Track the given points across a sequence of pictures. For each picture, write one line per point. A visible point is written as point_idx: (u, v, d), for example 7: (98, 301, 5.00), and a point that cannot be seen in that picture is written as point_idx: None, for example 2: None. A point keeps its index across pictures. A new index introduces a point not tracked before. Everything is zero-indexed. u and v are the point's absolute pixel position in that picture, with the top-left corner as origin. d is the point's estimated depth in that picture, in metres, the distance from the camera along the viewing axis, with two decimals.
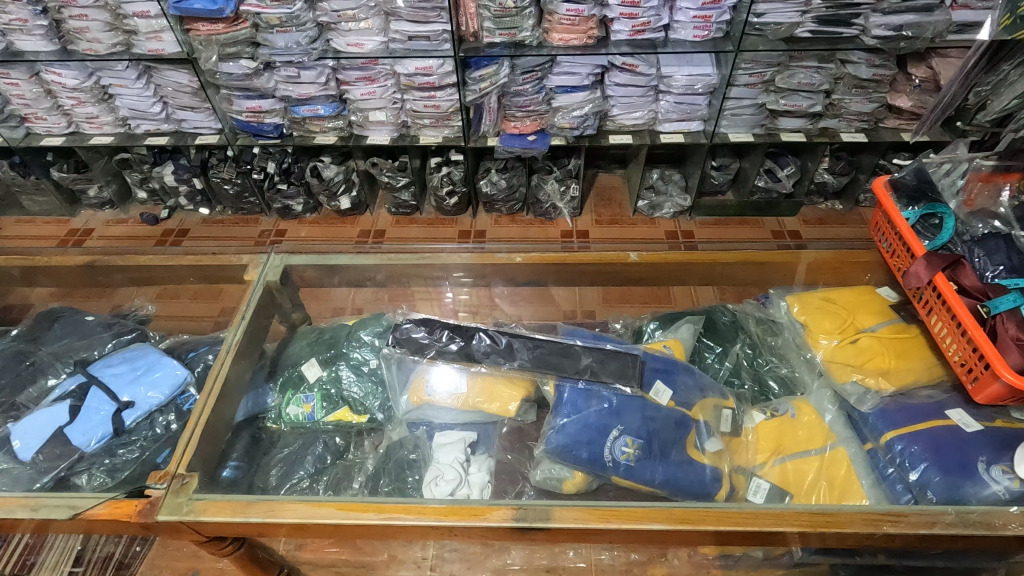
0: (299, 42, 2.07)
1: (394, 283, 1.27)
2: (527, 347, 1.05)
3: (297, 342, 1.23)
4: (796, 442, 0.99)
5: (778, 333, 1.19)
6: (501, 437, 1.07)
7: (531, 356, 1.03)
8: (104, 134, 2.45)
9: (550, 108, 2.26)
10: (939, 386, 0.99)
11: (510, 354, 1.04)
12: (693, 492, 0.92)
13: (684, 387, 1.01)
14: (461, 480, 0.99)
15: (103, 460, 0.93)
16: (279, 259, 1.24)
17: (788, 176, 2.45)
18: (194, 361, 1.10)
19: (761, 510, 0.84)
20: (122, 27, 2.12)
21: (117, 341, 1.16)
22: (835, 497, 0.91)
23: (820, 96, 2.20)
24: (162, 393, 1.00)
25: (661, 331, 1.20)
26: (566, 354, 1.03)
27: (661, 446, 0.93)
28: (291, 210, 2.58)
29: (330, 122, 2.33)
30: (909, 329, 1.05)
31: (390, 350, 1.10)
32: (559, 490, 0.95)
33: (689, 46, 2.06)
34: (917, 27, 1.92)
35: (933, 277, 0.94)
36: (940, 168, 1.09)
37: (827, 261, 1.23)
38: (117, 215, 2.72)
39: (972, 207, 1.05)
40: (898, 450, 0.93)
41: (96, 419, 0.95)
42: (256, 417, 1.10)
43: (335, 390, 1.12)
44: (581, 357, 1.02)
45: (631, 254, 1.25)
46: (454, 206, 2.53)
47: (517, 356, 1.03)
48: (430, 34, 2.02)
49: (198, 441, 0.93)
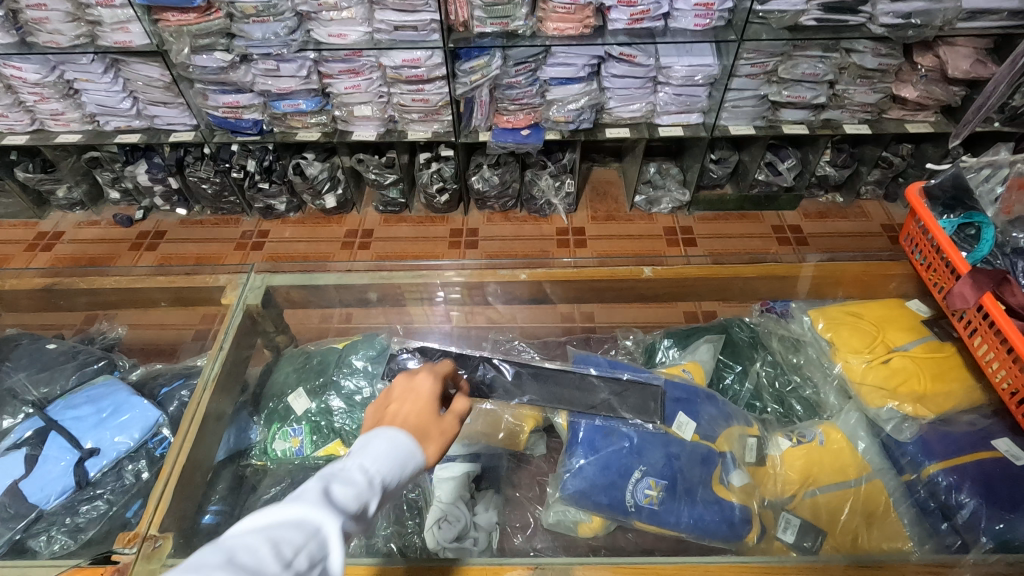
0: (277, 34, 1.94)
1: (387, 299, 1.18)
2: (535, 381, 0.95)
3: (283, 368, 1.12)
4: (829, 473, 0.90)
5: (801, 350, 1.11)
6: (503, 469, 0.98)
7: (543, 392, 0.94)
8: (71, 132, 2.29)
9: (544, 101, 2.15)
10: (978, 411, 0.93)
11: (526, 388, 0.95)
12: (722, 535, 0.84)
13: (708, 418, 0.92)
14: (466, 524, 0.89)
15: (64, 520, 0.84)
16: (260, 280, 1.14)
17: (788, 170, 2.36)
18: (167, 399, 1.00)
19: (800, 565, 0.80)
20: (84, 17, 1.97)
21: (81, 374, 1.04)
22: (874, 539, 0.85)
23: (824, 87, 2.11)
24: (131, 438, 0.90)
25: (676, 351, 1.12)
26: (580, 386, 0.94)
27: (686, 486, 0.85)
28: (274, 210, 2.46)
29: (313, 118, 2.21)
30: (944, 348, 0.98)
31: (383, 384, 1.01)
32: (574, 532, 0.88)
33: (689, 36, 1.96)
34: (926, 15, 1.83)
35: (981, 298, 0.87)
36: (979, 174, 1.02)
37: (849, 272, 1.16)
38: (89, 217, 2.57)
39: (1010, 215, 0.96)
40: (941, 485, 0.87)
41: (56, 473, 0.85)
42: (238, 455, 0.99)
43: (325, 422, 1.02)
44: (600, 391, 0.93)
45: (645, 269, 1.17)
46: (444, 203, 2.42)
47: (528, 389, 0.95)
48: (417, 24, 1.91)
49: (171, 495, 0.84)
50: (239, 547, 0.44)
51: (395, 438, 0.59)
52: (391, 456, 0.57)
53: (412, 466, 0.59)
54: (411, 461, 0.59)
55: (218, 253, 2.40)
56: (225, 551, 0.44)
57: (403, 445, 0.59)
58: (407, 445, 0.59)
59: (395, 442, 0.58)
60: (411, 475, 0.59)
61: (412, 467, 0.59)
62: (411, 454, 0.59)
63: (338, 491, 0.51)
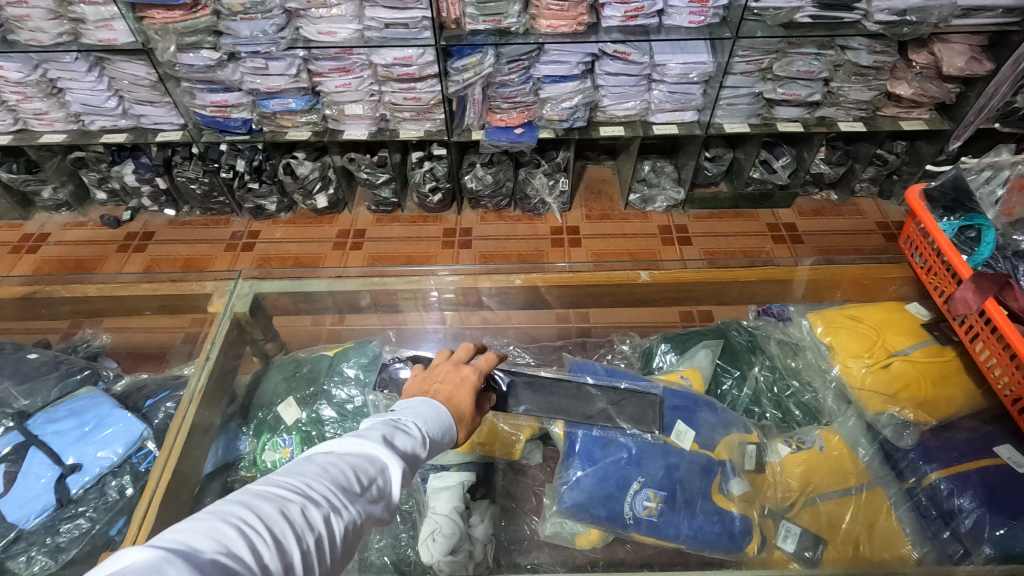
0: (265, 31, 1.90)
1: (380, 305, 1.16)
2: (530, 390, 0.93)
3: (272, 376, 1.09)
4: (829, 481, 0.89)
5: (800, 355, 1.09)
6: (496, 482, 0.95)
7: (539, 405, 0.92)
8: (55, 132, 2.25)
9: (537, 99, 2.12)
10: (980, 416, 0.92)
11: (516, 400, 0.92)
12: (722, 547, 0.83)
13: (706, 426, 0.91)
14: (461, 535, 0.85)
15: (44, 540, 0.82)
16: (247, 287, 1.12)
17: (783, 167, 2.34)
18: (151, 412, 0.97)
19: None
20: (67, 15, 1.92)
21: (62, 387, 1.00)
22: (875, 549, 0.83)
23: (819, 84, 2.10)
24: (114, 452, 0.88)
25: (674, 356, 1.10)
26: (577, 396, 0.93)
27: (686, 497, 0.84)
28: (264, 210, 2.42)
29: (303, 116, 2.17)
30: (944, 352, 0.97)
31: (375, 395, 0.98)
32: (572, 544, 0.87)
33: (683, 33, 1.94)
34: (921, 11, 1.82)
35: (984, 303, 0.86)
36: (980, 175, 1.00)
37: (849, 274, 1.16)
38: (75, 218, 2.52)
39: (1011, 216, 0.94)
40: (943, 492, 0.85)
41: (36, 491, 0.82)
42: (225, 468, 0.96)
43: (316, 432, 0.98)
44: (598, 402, 0.92)
45: (642, 273, 1.17)
46: (437, 203, 2.39)
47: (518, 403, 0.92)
48: (408, 22, 1.87)
49: (156, 513, 0.82)
50: (329, 464, 0.57)
51: (438, 410, 0.70)
52: (436, 424, 0.69)
53: (446, 439, 0.70)
54: (446, 435, 0.70)
55: (207, 254, 2.36)
56: (323, 466, 0.56)
57: (444, 421, 0.70)
58: (446, 425, 0.70)
59: (438, 415, 0.70)
60: (446, 444, 0.71)
61: (446, 442, 0.71)
62: (448, 431, 0.70)
63: (402, 441, 0.63)
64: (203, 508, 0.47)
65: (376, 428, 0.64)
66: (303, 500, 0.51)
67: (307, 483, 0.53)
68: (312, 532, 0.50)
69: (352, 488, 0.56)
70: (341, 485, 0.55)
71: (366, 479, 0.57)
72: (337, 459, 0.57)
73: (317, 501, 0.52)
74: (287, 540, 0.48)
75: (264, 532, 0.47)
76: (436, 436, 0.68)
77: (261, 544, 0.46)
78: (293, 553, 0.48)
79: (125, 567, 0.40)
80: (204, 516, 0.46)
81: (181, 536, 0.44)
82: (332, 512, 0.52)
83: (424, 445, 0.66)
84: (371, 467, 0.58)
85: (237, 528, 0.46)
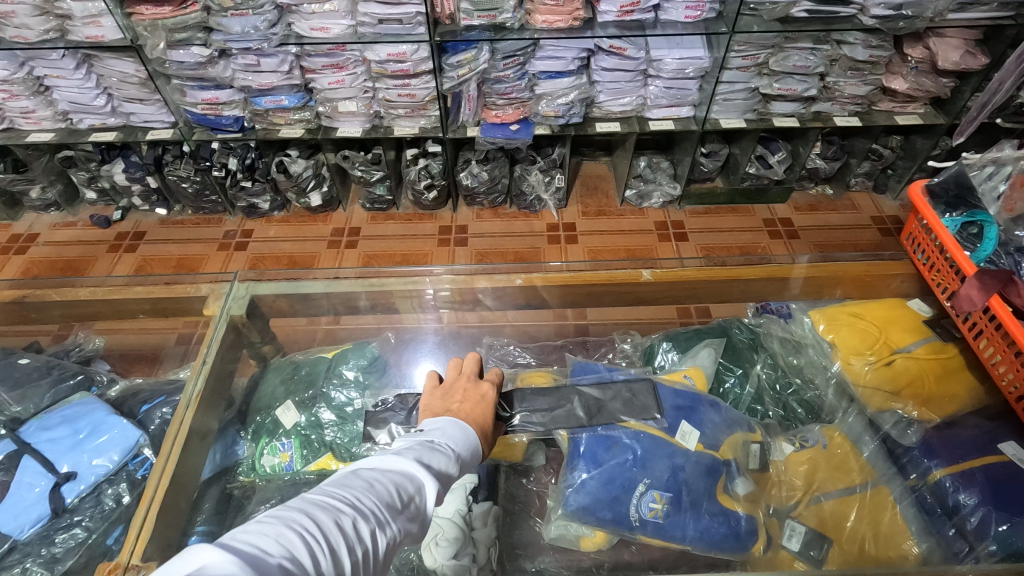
0: (257, 27, 1.87)
1: (378, 307, 1.15)
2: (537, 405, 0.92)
3: (269, 378, 1.07)
4: (833, 479, 0.89)
5: (802, 352, 1.08)
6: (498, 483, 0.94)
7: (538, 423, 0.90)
8: (43, 131, 2.21)
9: (533, 95, 2.10)
10: (983, 413, 0.92)
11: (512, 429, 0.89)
12: (729, 547, 0.82)
13: (711, 425, 0.90)
14: (465, 538, 0.83)
15: (39, 551, 0.79)
16: (244, 289, 1.11)
17: (779, 162, 2.33)
18: (146, 418, 0.95)
19: None
20: (53, 11, 1.88)
21: (55, 393, 0.98)
22: (881, 547, 0.83)
23: (816, 79, 2.09)
24: (111, 460, 0.86)
25: (676, 355, 1.08)
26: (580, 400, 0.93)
27: (692, 498, 0.83)
28: (257, 208, 2.39)
29: (295, 114, 2.14)
30: (947, 349, 0.97)
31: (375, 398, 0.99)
32: (576, 546, 0.86)
33: (679, 28, 1.93)
34: (917, 6, 1.82)
35: (988, 300, 0.86)
36: (983, 171, 0.98)
37: (850, 272, 1.16)
38: (64, 218, 2.48)
39: (1012, 213, 0.91)
40: (948, 490, 0.85)
41: (29, 501, 0.81)
42: (224, 472, 0.94)
43: (315, 436, 0.97)
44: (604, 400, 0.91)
45: (644, 271, 1.17)
46: (432, 200, 2.37)
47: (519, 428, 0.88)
48: (402, 17, 1.85)
49: (155, 521, 0.81)
50: (373, 479, 0.58)
51: (466, 435, 0.72)
52: (465, 448, 0.70)
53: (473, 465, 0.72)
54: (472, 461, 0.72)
55: (200, 254, 2.33)
56: (370, 482, 0.57)
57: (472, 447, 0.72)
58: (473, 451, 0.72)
59: (466, 441, 0.71)
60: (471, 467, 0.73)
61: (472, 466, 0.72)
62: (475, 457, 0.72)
63: (438, 462, 0.65)
64: (267, 514, 0.49)
65: (413, 449, 0.65)
66: (354, 513, 0.53)
67: (357, 497, 0.55)
68: (361, 545, 0.51)
69: (396, 505, 0.57)
70: (387, 502, 0.56)
71: (409, 498, 0.58)
72: (382, 477, 0.58)
73: (366, 514, 0.53)
74: (341, 550, 0.49)
75: (321, 542, 0.49)
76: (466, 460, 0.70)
77: (319, 552, 0.48)
78: (344, 564, 0.49)
79: (203, 567, 0.42)
80: (269, 523, 0.48)
81: (250, 538, 0.46)
82: (379, 526, 0.54)
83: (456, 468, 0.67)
84: (412, 487, 0.59)
85: (300, 535, 0.48)
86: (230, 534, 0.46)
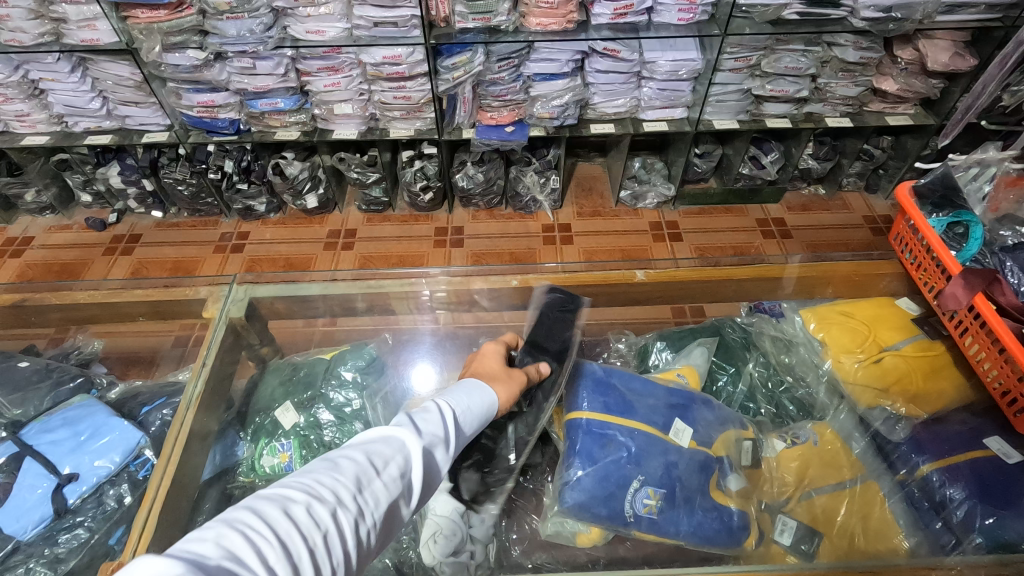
0: (252, 30, 1.88)
1: (375, 308, 1.16)
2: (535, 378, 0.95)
3: (269, 380, 1.08)
4: (823, 474, 0.91)
5: (793, 351, 1.10)
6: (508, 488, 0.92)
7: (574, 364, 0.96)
8: (38, 134, 2.21)
9: (528, 97, 2.11)
10: (970, 409, 0.94)
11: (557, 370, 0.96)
12: (722, 542, 0.84)
13: (704, 423, 0.92)
14: (463, 537, 0.85)
15: (43, 552, 0.81)
16: (243, 291, 1.12)
17: (771, 163, 2.36)
18: (147, 419, 0.96)
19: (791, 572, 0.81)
20: (48, 15, 1.89)
21: (56, 395, 0.99)
22: (870, 540, 0.85)
23: (807, 80, 2.11)
24: (112, 461, 0.87)
25: (669, 354, 1.11)
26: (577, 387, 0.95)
27: (686, 494, 0.85)
28: (253, 211, 2.39)
29: (291, 116, 2.15)
30: (934, 346, 0.99)
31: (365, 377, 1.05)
32: (573, 543, 0.88)
33: (673, 30, 1.94)
34: (906, 8, 1.84)
35: (973, 299, 0.88)
36: (967, 173, 1.04)
37: (840, 271, 1.18)
38: (59, 221, 2.48)
39: (997, 213, 0.97)
40: (936, 484, 0.87)
41: (31, 502, 0.81)
42: (225, 473, 0.95)
43: (314, 436, 0.98)
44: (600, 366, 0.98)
45: (638, 272, 1.18)
46: (428, 202, 2.38)
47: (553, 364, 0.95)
48: (398, 20, 1.86)
49: (157, 521, 0.82)
50: (330, 467, 0.62)
51: (472, 385, 0.80)
52: (472, 399, 0.78)
53: (490, 413, 0.79)
54: (490, 407, 0.79)
55: (196, 257, 2.33)
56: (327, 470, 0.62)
57: (485, 393, 0.80)
58: (489, 393, 0.80)
59: (475, 389, 0.79)
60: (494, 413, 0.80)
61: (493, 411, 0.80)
62: (492, 402, 0.80)
63: (423, 421, 0.72)
64: (215, 518, 0.53)
65: (381, 428, 0.70)
66: (311, 497, 0.58)
67: (318, 482, 0.60)
68: (319, 526, 0.56)
69: (352, 489, 0.61)
70: (353, 478, 0.62)
71: (379, 469, 0.64)
72: (352, 453, 0.64)
73: (324, 497, 0.59)
74: (291, 539, 0.54)
75: (269, 536, 0.53)
76: (473, 412, 0.77)
77: (267, 547, 0.52)
78: (297, 551, 0.53)
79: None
80: (215, 525, 0.52)
81: (195, 544, 0.50)
82: (339, 506, 0.59)
83: (452, 424, 0.73)
84: (385, 457, 0.66)
85: (244, 533, 0.52)
86: (176, 543, 0.50)
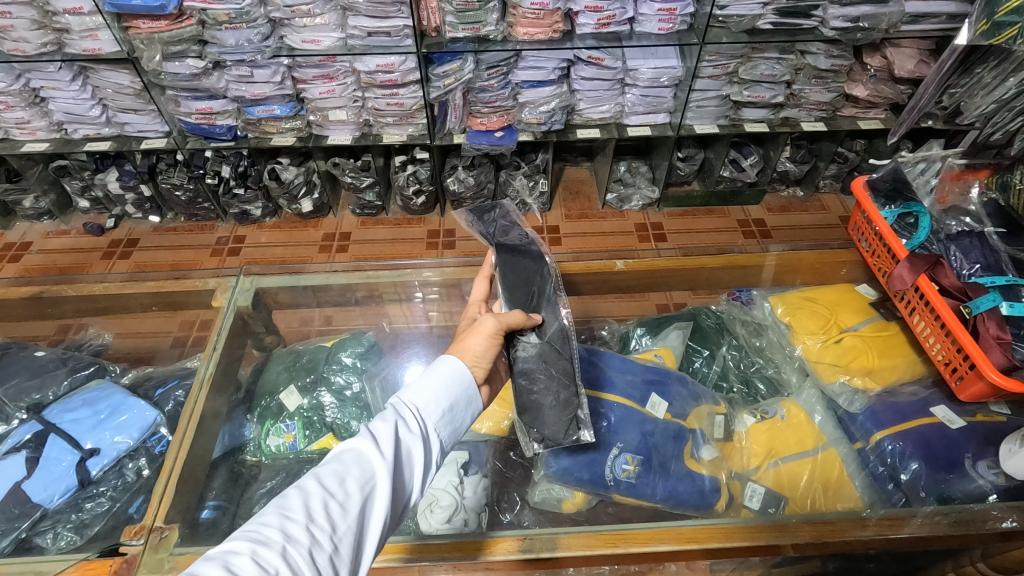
0: (250, 40, 1.95)
1: (370, 298, 1.23)
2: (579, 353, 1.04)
3: (274, 367, 1.17)
4: (789, 444, 0.98)
5: (763, 334, 1.19)
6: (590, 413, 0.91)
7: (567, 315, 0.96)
8: (37, 141, 2.26)
9: (516, 103, 2.20)
10: (920, 382, 1.03)
11: (548, 312, 0.95)
12: (694, 504, 0.93)
13: (679, 398, 1.00)
14: (457, 505, 0.93)
15: (69, 517, 0.88)
16: (249, 283, 1.18)
17: (751, 165, 2.45)
18: (162, 400, 1.04)
19: (755, 526, 0.89)
20: (51, 25, 1.96)
21: (73, 379, 1.07)
22: (828, 500, 0.93)
23: (782, 86, 2.21)
24: (130, 437, 0.95)
25: (649, 339, 1.20)
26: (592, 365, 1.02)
27: (661, 461, 0.93)
28: (249, 215, 2.46)
29: (287, 122, 2.22)
30: (889, 327, 1.08)
31: (360, 363, 1.14)
32: (559, 509, 0.95)
33: (654, 39, 2.04)
34: (873, 18, 1.94)
35: (917, 280, 0.97)
36: (915, 167, 1.13)
37: (805, 260, 1.27)
38: (57, 226, 2.53)
39: (944, 205, 1.09)
40: (888, 450, 0.96)
41: (58, 472, 0.89)
42: (233, 451, 1.03)
43: (317, 417, 1.06)
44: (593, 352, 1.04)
45: (618, 262, 1.26)
46: (420, 205, 2.45)
47: (537, 306, 0.95)
48: (390, 30, 1.94)
49: (175, 490, 0.88)
50: (279, 507, 0.61)
51: (423, 372, 0.80)
52: (424, 387, 0.78)
53: (450, 392, 0.79)
54: (448, 386, 0.79)
55: (193, 259, 2.39)
56: (278, 509, 0.61)
57: (438, 373, 0.80)
58: (446, 368, 0.80)
59: (430, 376, 0.79)
60: (457, 391, 0.80)
61: (455, 387, 0.79)
62: (449, 380, 0.79)
63: (375, 427, 0.72)
64: None
65: (335, 451, 0.69)
66: (256, 543, 0.57)
67: (264, 525, 0.59)
68: (267, 569, 0.55)
69: (299, 522, 0.60)
70: (303, 509, 0.61)
71: (332, 492, 0.64)
72: (302, 485, 0.63)
73: (271, 538, 0.58)
74: None
75: None
76: (427, 401, 0.77)
77: None
78: None
79: None
80: None
81: None
82: (289, 542, 0.58)
83: (409, 426, 0.74)
84: (337, 477, 0.65)
85: None
86: None
